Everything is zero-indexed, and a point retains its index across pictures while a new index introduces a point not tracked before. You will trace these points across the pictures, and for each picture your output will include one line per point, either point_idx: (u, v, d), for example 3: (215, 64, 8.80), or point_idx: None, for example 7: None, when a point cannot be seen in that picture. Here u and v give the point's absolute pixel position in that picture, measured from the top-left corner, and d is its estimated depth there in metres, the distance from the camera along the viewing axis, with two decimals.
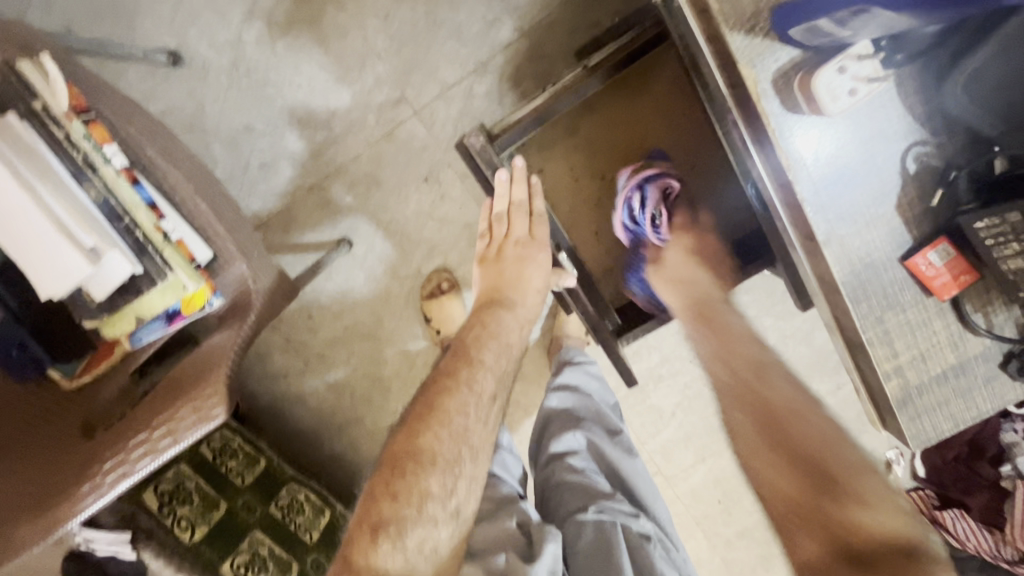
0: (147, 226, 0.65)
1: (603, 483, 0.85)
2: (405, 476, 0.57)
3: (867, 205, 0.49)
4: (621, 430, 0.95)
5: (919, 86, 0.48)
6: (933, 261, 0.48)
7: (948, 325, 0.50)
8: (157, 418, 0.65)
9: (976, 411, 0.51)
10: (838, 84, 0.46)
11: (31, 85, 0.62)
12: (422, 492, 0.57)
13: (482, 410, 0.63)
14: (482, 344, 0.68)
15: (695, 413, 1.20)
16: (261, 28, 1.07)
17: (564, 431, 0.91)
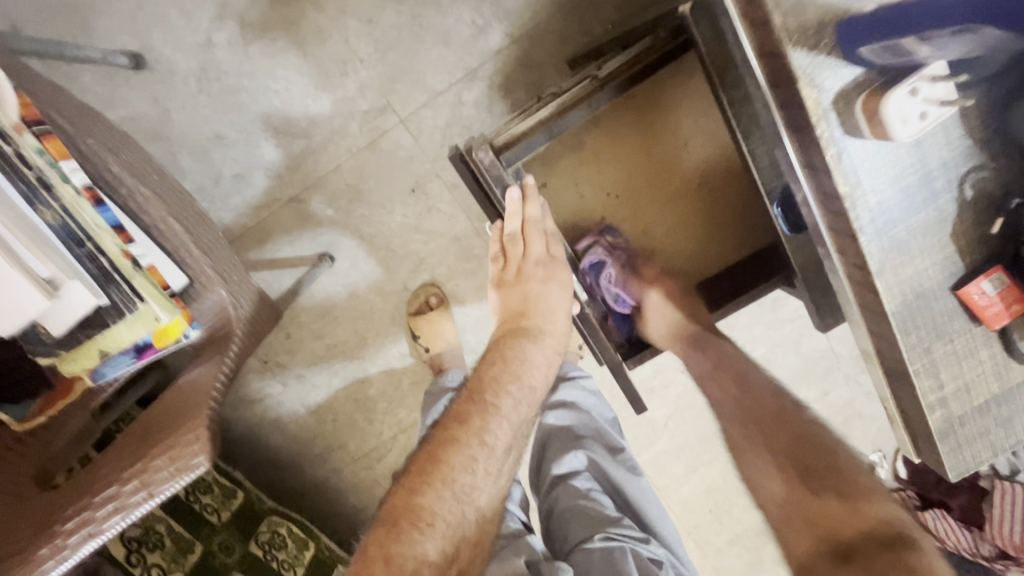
0: (114, 252, 0.58)
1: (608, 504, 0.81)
2: (399, 539, 0.52)
3: (923, 231, 0.39)
4: (623, 448, 0.91)
5: (986, 111, 0.38)
6: (988, 291, 0.40)
7: (994, 354, 0.43)
8: (129, 468, 0.57)
9: (1013, 439, 0.47)
10: (910, 107, 0.35)
11: None
12: (416, 559, 0.51)
13: (493, 463, 0.60)
14: (501, 388, 0.65)
15: (691, 426, 1.18)
16: (233, 29, 0.99)
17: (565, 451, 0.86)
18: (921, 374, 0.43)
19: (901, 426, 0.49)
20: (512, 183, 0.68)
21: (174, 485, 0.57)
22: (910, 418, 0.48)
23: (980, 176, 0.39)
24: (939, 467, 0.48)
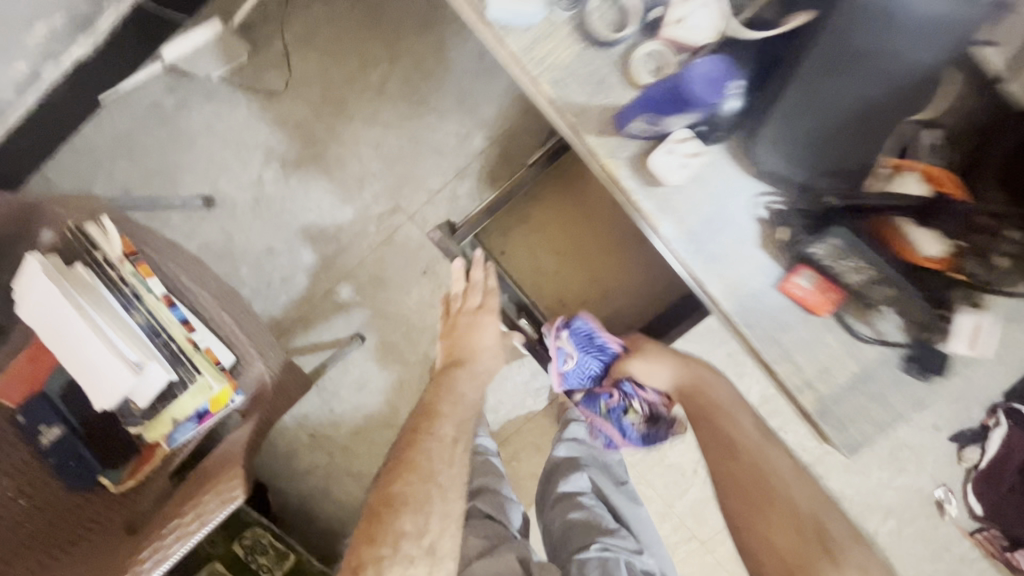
0: (181, 338, 0.78)
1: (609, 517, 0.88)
2: (381, 521, 0.65)
3: (731, 245, 0.53)
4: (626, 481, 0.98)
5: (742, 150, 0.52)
6: (803, 286, 0.51)
7: (839, 337, 0.52)
8: (189, 505, 0.73)
9: (896, 415, 0.53)
10: (672, 161, 0.51)
11: (94, 239, 0.78)
12: (396, 533, 0.65)
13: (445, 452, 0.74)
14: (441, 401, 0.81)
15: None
16: (277, 168, 1.27)
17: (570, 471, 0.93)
18: (773, 358, 0.52)
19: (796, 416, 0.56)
20: (458, 255, 0.93)
21: (223, 512, 0.73)
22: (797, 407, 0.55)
23: (763, 199, 0.52)
24: (833, 446, 0.54)
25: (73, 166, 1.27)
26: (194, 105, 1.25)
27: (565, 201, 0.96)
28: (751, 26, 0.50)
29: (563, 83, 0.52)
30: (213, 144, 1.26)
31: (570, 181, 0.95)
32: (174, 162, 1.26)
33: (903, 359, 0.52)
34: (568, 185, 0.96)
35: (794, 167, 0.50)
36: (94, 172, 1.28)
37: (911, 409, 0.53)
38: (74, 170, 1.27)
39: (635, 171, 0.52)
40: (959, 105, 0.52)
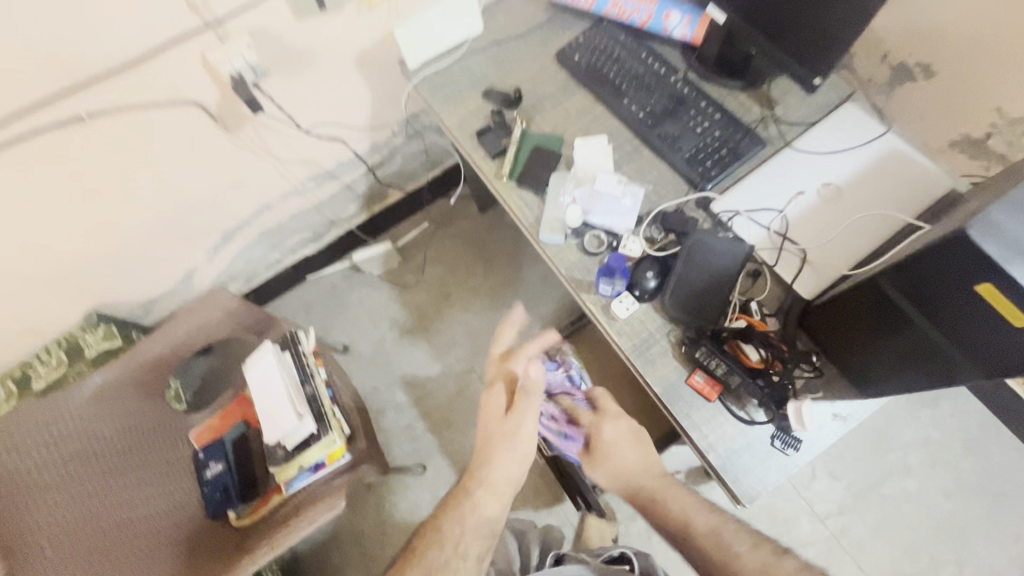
0: (327, 407, 1.21)
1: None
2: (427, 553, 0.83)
3: (657, 353, 0.90)
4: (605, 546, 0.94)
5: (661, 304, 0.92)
6: (698, 380, 0.86)
7: (729, 419, 0.85)
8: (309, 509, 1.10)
9: (769, 475, 0.83)
10: (619, 306, 0.92)
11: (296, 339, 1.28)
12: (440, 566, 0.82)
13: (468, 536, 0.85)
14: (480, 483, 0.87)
15: None
16: (396, 332, 1.81)
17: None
18: (690, 429, 0.85)
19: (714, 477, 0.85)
20: None
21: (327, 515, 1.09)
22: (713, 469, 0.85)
23: (675, 331, 0.90)
24: (736, 497, 0.83)
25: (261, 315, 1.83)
26: (355, 286, 1.86)
27: (588, 357, 1.36)
28: (655, 249, 0.95)
29: (570, 268, 0.96)
30: (360, 313, 1.84)
31: (593, 344, 1.38)
32: (329, 319, 1.83)
33: (772, 435, 0.84)
34: (591, 347, 1.38)
35: (686, 314, 0.88)
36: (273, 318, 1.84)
37: (780, 473, 0.83)
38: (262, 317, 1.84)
39: (604, 314, 0.93)
40: (770, 286, 0.91)
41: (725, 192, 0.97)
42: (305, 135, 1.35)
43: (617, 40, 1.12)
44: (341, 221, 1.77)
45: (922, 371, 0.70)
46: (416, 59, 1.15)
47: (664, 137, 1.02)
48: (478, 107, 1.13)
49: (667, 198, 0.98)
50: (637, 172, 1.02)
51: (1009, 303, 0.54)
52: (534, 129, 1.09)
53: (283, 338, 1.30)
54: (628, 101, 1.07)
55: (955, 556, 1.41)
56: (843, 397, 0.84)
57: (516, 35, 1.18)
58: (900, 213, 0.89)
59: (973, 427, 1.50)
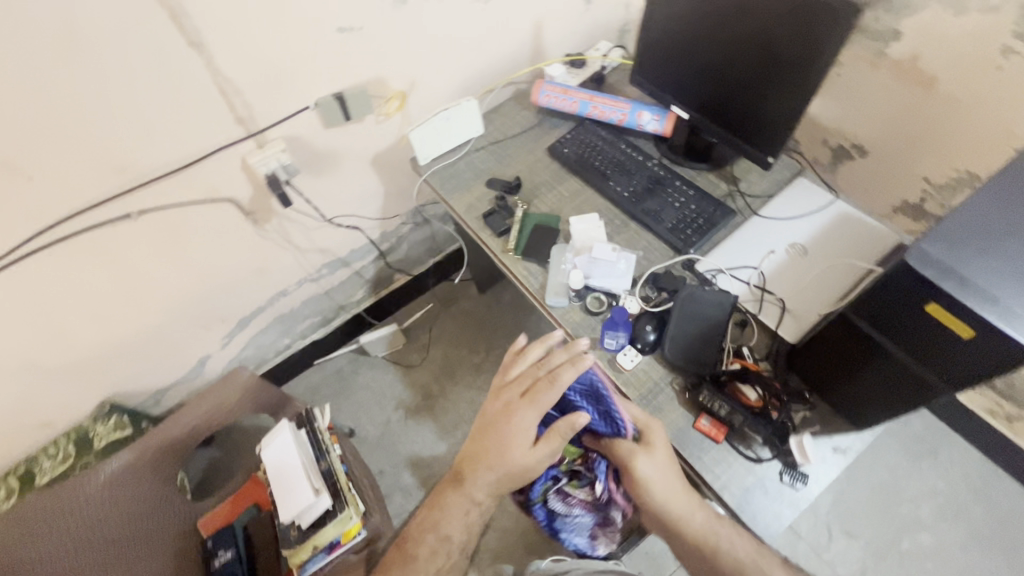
0: (342, 483, 1.21)
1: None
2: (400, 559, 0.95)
3: (665, 402, 0.97)
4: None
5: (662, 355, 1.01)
6: (705, 424, 0.93)
7: (739, 459, 0.90)
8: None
9: (783, 510, 0.87)
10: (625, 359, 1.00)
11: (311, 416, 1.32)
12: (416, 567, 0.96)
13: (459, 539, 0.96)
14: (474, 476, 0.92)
15: None
16: (401, 413, 1.84)
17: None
18: (704, 472, 0.90)
19: (733, 518, 0.88)
20: None
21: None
22: (731, 510, 0.88)
23: (678, 379, 0.98)
24: (757, 535, 0.86)
25: None
26: (361, 369, 1.92)
27: None
28: (651, 307, 1.05)
29: (576, 328, 1.06)
30: (366, 395, 1.87)
31: None
32: (336, 403, 1.86)
33: (781, 471, 0.89)
34: None
35: (688, 362, 0.96)
36: None
37: (793, 507, 0.87)
38: None
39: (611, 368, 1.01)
40: (758, 333, 1.00)
41: (707, 255, 1.10)
42: (323, 226, 1.49)
43: (600, 136, 1.31)
44: (349, 306, 1.86)
45: (902, 395, 0.78)
46: (427, 156, 1.33)
47: (648, 211, 1.18)
48: (483, 194, 1.29)
49: (657, 262, 1.11)
50: (627, 241, 1.15)
51: (954, 317, 0.63)
52: (533, 210, 1.24)
53: (298, 415, 1.33)
54: (614, 184, 1.23)
55: None
56: (840, 432, 0.91)
57: (513, 135, 1.38)
58: (863, 264, 1.02)
59: (977, 475, 1.53)
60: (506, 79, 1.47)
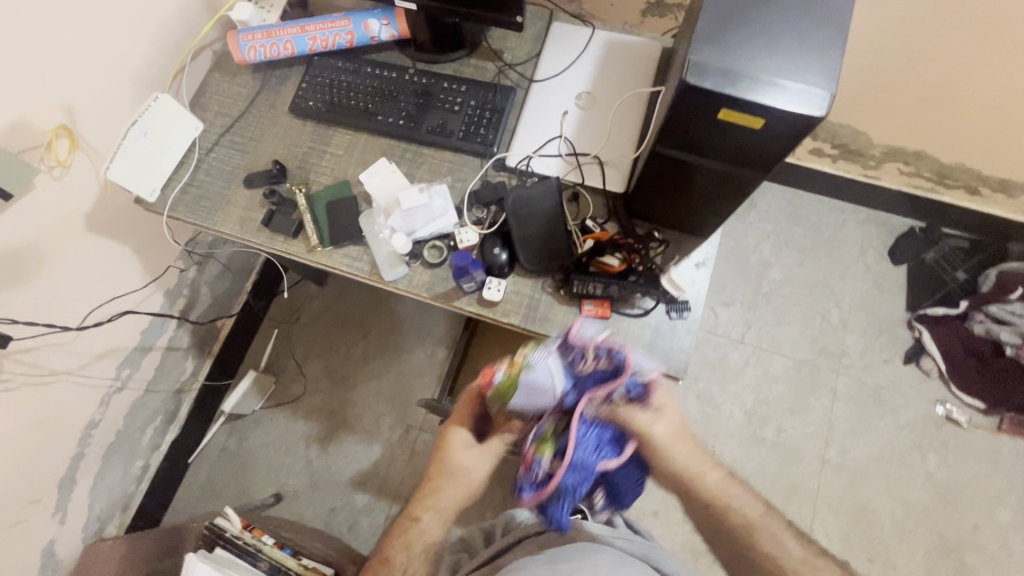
0: (296, 566, 1.09)
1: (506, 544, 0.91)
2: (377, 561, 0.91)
3: (547, 309, 0.94)
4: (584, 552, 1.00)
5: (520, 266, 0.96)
6: (588, 307, 0.92)
7: (629, 321, 0.93)
8: None
9: (683, 340, 0.92)
10: (494, 287, 0.94)
11: (218, 528, 1.12)
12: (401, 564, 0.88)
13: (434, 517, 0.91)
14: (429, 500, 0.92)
15: (721, 471, 1.58)
16: (317, 446, 1.67)
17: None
18: None
19: (649, 372, 0.92)
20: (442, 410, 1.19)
21: None
22: (646, 367, 0.92)
23: (547, 281, 0.95)
24: (672, 374, 0.91)
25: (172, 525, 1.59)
26: (248, 432, 1.68)
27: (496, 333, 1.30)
28: (488, 228, 0.97)
29: (430, 288, 0.97)
30: (270, 453, 1.66)
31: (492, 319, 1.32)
32: (247, 479, 1.64)
33: (666, 311, 0.93)
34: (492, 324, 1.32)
35: (546, 262, 0.93)
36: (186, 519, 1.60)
37: (689, 333, 0.93)
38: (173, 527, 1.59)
39: (485, 308, 0.95)
40: (592, 198, 0.99)
41: (512, 146, 1.02)
42: (78, 332, 1.14)
43: (340, 69, 1.10)
44: (187, 384, 1.57)
45: (729, 197, 0.81)
46: (154, 190, 1.03)
47: (433, 129, 1.05)
48: (249, 198, 1.05)
49: (470, 179, 1.02)
50: (430, 172, 1.03)
51: (747, 115, 0.63)
52: (316, 188, 1.05)
53: (202, 537, 1.13)
54: (385, 117, 1.06)
55: (833, 302, 1.71)
56: (693, 248, 0.96)
57: (242, 114, 1.11)
58: (645, 83, 1.01)
59: (789, 203, 1.80)
60: (192, 49, 1.15)
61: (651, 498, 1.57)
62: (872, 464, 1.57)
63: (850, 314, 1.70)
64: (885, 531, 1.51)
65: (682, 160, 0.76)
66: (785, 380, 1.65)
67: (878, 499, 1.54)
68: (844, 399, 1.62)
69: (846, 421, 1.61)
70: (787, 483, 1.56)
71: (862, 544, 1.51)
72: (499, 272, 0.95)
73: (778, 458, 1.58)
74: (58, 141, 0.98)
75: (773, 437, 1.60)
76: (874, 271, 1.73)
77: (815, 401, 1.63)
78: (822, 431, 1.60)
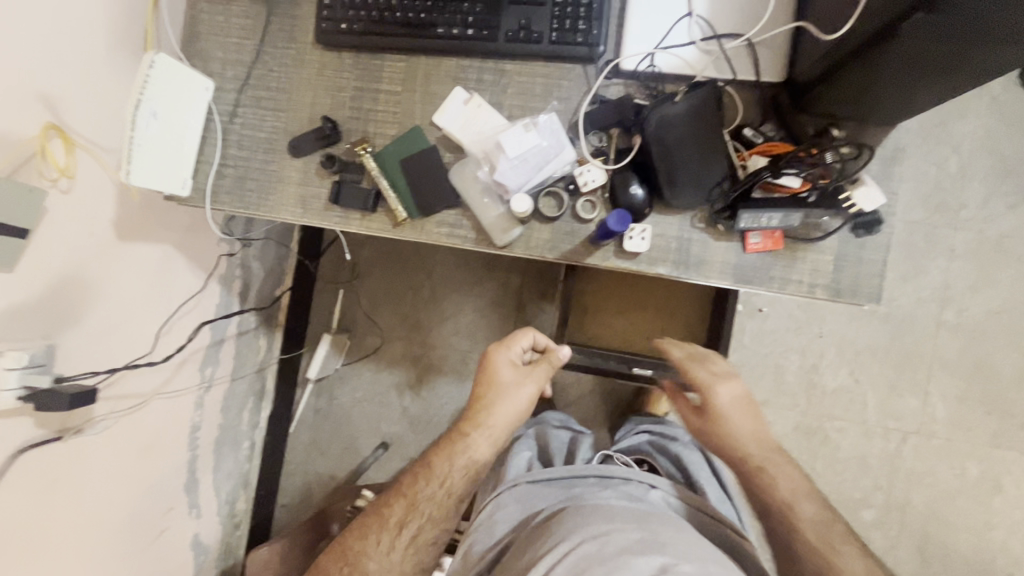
0: None
1: (593, 473, 0.83)
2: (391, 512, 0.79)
3: (703, 249, 0.78)
4: (607, 480, 0.82)
5: (663, 202, 0.77)
6: (756, 240, 0.76)
7: (805, 248, 0.76)
8: None
9: (874, 257, 0.76)
10: (638, 235, 0.77)
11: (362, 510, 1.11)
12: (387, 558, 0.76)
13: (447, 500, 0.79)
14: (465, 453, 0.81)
15: (829, 351, 1.52)
16: (410, 394, 1.60)
17: (472, 565, 0.78)
18: (785, 288, 0.77)
19: (832, 301, 0.78)
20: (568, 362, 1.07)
21: None
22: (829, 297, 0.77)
23: (699, 214, 0.77)
24: (862, 299, 0.76)
25: (289, 492, 1.59)
26: (335, 393, 1.61)
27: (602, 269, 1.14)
28: (616, 161, 0.77)
29: (555, 247, 0.79)
30: (363, 409, 1.60)
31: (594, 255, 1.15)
32: (348, 437, 1.60)
33: (850, 229, 0.75)
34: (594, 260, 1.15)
35: (701, 193, 0.74)
36: (301, 484, 1.59)
37: (883, 247, 0.76)
38: (290, 494, 1.59)
39: (626, 261, 0.79)
40: (740, 97, 0.76)
41: (624, 38, 0.77)
42: (156, 354, 1.04)
43: None
44: (264, 361, 1.48)
45: (917, 99, 0.63)
46: (184, 182, 0.84)
47: (513, 34, 0.79)
48: (303, 171, 0.84)
49: (576, 97, 0.79)
50: (521, 97, 0.80)
51: None
52: (381, 143, 0.83)
53: (347, 519, 1.14)
54: (446, 28, 0.80)
55: (951, 148, 1.48)
56: (881, 142, 0.75)
57: (257, 57, 0.86)
58: None
59: None
60: None
61: (760, 388, 1.53)
62: (989, 318, 1.48)
63: (970, 159, 1.48)
64: (1003, 383, 1.48)
65: (900, 37, 0.54)
66: (897, 246, 1.50)
67: (996, 353, 1.48)
68: (961, 257, 1.49)
69: (964, 279, 1.49)
70: (899, 353, 1.50)
71: (979, 398, 1.49)
72: (640, 214, 0.77)
73: (889, 329, 1.50)
74: (51, 145, 0.76)
75: (883, 308, 1.51)
76: (1000, 102, 1.47)
77: (929, 263, 1.49)
78: (936, 294, 1.49)
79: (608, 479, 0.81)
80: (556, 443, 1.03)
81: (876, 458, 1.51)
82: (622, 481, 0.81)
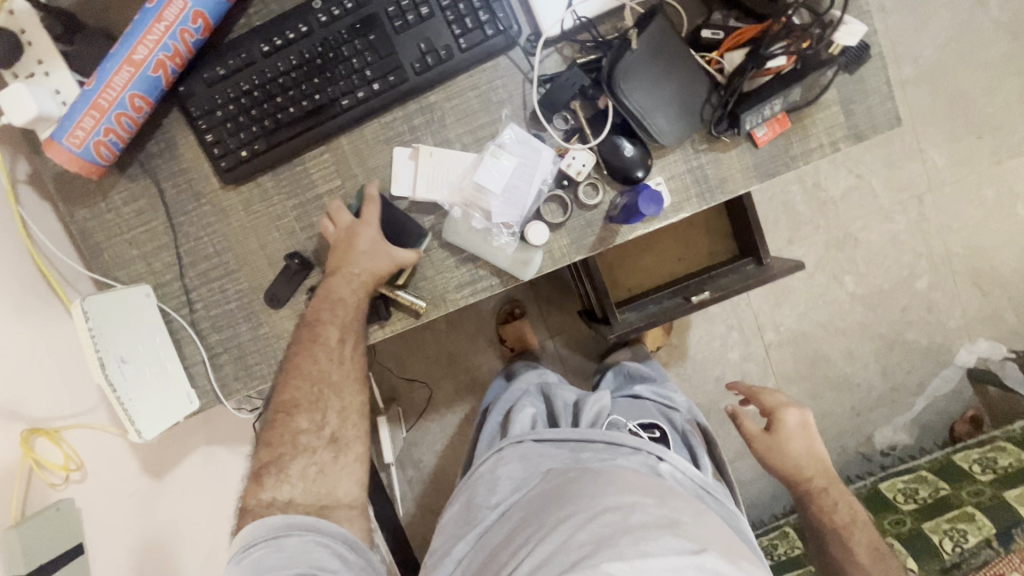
0: None
1: (601, 437, 0.77)
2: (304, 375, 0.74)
3: (719, 167, 0.73)
4: (617, 449, 0.76)
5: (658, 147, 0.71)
6: (763, 133, 0.71)
7: (811, 112, 0.72)
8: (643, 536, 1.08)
9: (877, 83, 0.72)
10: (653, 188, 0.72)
11: None
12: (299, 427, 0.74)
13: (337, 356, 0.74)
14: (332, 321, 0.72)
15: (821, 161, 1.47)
16: None
17: (473, 516, 0.75)
18: (810, 158, 0.73)
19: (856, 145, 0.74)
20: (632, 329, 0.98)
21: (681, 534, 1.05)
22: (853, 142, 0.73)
23: (698, 136, 0.72)
24: (884, 128, 0.73)
25: None
26: None
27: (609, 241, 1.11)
28: (595, 134, 0.70)
29: (578, 245, 0.73)
30: None
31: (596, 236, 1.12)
32: None
33: (844, 71, 0.71)
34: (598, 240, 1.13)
35: (692, 118, 0.68)
36: None
37: (880, 70, 0.71)
38: None
39: (654, 221, 0.73)
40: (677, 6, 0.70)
41: (533, 7, 0.68)
42: None
43: (230, 75, 0.69)
44: None
45: None
46: (189, 397, 0.75)
47: (421, 62, 0.68)
48: (296, 316, 0.76)
49: (519, 91, 0.71)
50: (463, 120, 0.72)
51: None
52: None
53: None
54: (349, 95, 0.69)
55: None
56: None
57: (175, 232, 0.75)
58: None
59: None
60: (16, 205, 0.72)
61: (778, 231, 1.47)
62: (942, 50, 1.42)
63: None
64: (983, 102, 1.44)
65: None
66: None
67: (963, 79, 1.43)
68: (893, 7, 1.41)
69: (905, 26, 1.41)
70: None
71: (965, 128, 1.45)
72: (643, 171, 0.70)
73: None
74: (40, 451, 0.67)
75: None
76: None
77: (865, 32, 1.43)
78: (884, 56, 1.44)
79: (611, 449, 0.75)
80: (562, 401, 0.91)
81: (906, 231, 1.48)
82: (631, 451, 0.75)
